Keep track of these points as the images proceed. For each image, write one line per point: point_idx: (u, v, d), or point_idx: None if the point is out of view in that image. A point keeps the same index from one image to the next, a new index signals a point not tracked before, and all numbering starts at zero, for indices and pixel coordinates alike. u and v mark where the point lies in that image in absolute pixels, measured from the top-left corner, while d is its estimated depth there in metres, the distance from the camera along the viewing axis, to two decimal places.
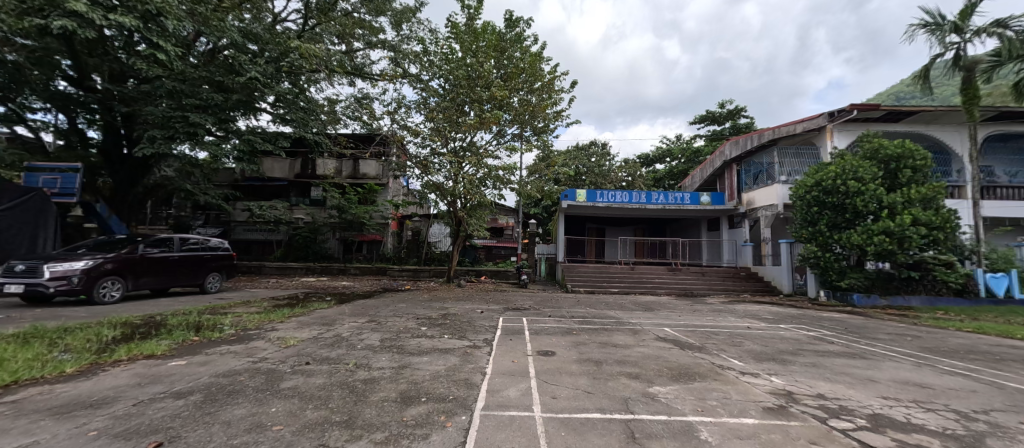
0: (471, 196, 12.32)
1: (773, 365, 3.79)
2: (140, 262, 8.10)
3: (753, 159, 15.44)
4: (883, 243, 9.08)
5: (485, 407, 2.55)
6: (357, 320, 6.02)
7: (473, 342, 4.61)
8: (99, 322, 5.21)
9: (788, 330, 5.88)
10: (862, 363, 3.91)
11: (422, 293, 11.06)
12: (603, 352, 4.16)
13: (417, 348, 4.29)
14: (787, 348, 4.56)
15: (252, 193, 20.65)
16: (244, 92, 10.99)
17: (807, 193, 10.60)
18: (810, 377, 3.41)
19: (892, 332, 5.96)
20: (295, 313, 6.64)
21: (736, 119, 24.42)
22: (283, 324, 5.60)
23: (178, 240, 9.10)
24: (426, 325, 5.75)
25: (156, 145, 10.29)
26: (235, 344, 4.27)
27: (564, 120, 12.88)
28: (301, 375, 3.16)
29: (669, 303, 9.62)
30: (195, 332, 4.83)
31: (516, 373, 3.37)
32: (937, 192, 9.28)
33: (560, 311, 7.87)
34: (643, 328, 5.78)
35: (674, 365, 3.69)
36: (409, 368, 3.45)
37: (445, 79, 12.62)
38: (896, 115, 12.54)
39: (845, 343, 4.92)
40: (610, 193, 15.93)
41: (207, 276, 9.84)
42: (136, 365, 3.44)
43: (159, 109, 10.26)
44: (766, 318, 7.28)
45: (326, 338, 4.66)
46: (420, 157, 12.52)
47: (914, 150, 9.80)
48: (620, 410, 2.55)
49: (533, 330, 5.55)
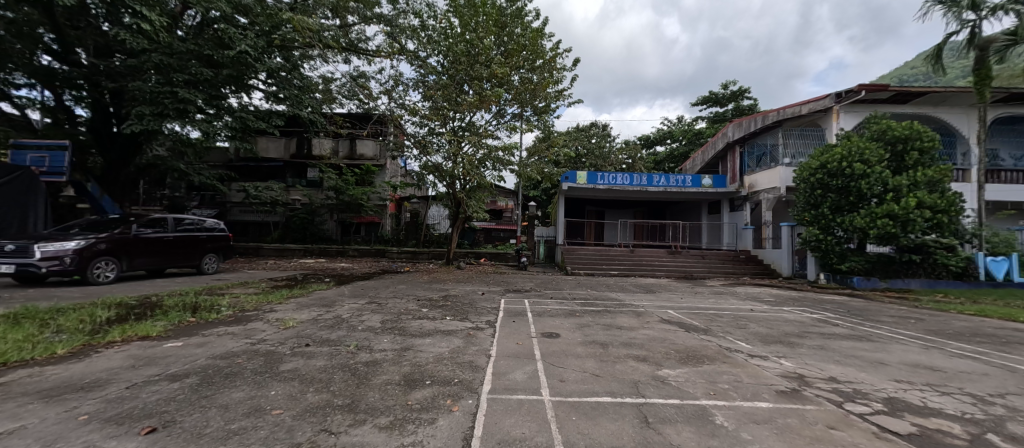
0: (471, 178, 12.14)
1: (781, 347, 3.74)
2: (135, 243, 7.96)
3: (756, 141, 15.13)
4: (887, 226, 9.01)
5: (492, 391, 2.47)
6: (357, 302, 5.95)
7: (476, 324, 4.54)
8: (93, 302, 5.12)
9: (791, 312, 5.84)
10: (871, 346, 3.87)
11: (422, 275, 11.02)
12: (608, 334, 4.09)
13: (419, 329, 4.22)
14: (793, 330, 4.52)
15: (247, 174, 20.28)
16: (235, 67, 10.44)
17: (812, 175, 10.43)
18: (819, 360, 3.35)
19: (895, 315, 5.94)
20: (293, 294, 6.55)
21: (739, 101, 23.97)
22: (281, 305, 5.52)
23: (172, 220, 8.92)
24: (427, 306, 5.70)
25: (145, 122, 9.72)
26: (232, 326, 4.16)
27: (566, 100, 12.56)
28: (301, 357, 3.07)
29: (670, 285, 9.59)
30: (192, 313, 4.75)
31: (521, 356, 3.28)
32: (943, 175, 9.15)
33: (561, 293, 7.87)
34: (646, 310, 5.71)
35: (681, 348, 3.62)
36: (412, 350, 3.37)
37: (444, 57, 12.17)
38: (905, 96, 12.21)
39: (851, 326, 4.87)
40: (611, 175, 15.73)
41: (203, 257, 9.70)
42: (130, 347, 3.33)
43: (146, 84, 9.74)
44: (768, 300, 7.28)
45: (326, 320, 4.58)
46: (419, 137, 12.24)
47: (922, 131, 9.60)
48: (631, 394, 2.49)
49: (535, 311, 5.50)
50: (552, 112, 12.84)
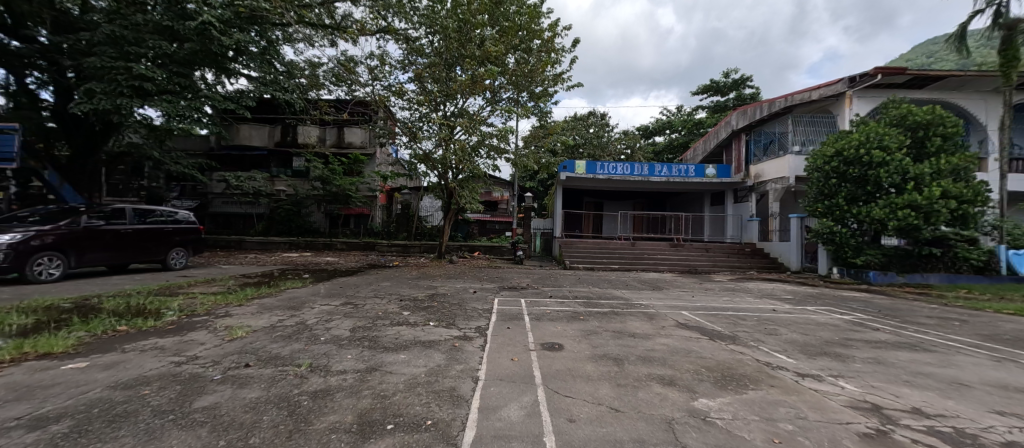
0: (463, 166, 11.35)
1: (831, 362, 3.09)
2: (85, 236, 7.11)
3: (763, 128, 14.44)
4: (908, 217, 8.41)
5: (477, 441, 1.77)
6: (331, 303, 5.25)
7: (463, 332, 3.84)
8: (14, 307, 4.36)
9: (817, 313, 5.24)
10: (934, 359, 3.24)
11: (411, 270, 10.33)
12: (621, 346, 3.42)
13: (394, 340, 3.50)
14: (831, 337, 3.90)
15: (229, 163, 19.27)
16: (199, 41, 9.32)
17: (827, 163, 9.78)
18: (885, 380, 2.71)
19: (932, 315, 5.36)
20: (261, 294, 5.82)
21: (741, 89, 23.28)
22: (240, 308, 4.79)
23: (132, 211, 8.08)
24: (409, 309, 4.98)
25: (95, 101, 8.68)
26: (166, 337, 3.42)
27: (565, 84, 11.80)
28: (230, 386, 2.35)
29: (676, 281, 8.98)
30: (126, 320, 4.00)
31: (517, 379, 2.58)
32: (968, 163, 8.56)
33: (561, 291, 7.19)
34: (658, 312, 5.05)
35: (712, 364, 2.96)
36: (379, 372, 2.65)
37: (434, 36, 11.25)
38: (922, 81, 11.56)
39: (894, 331, 4.26)
40: (611, 164, 15.03)
41: (169, 251, 8.84)
42: (14, 370, 2.60)
43: (99, 59, 8.76)
44: (786, 298, 6.69)
45: (286, 328, 3.86)
46: (408, 122, 11.50)
47: (945, 116, 8.97)
48: (667, 443, 1.79)
49: (533, 314, 4.81)
50: (549, 98, 12.08)
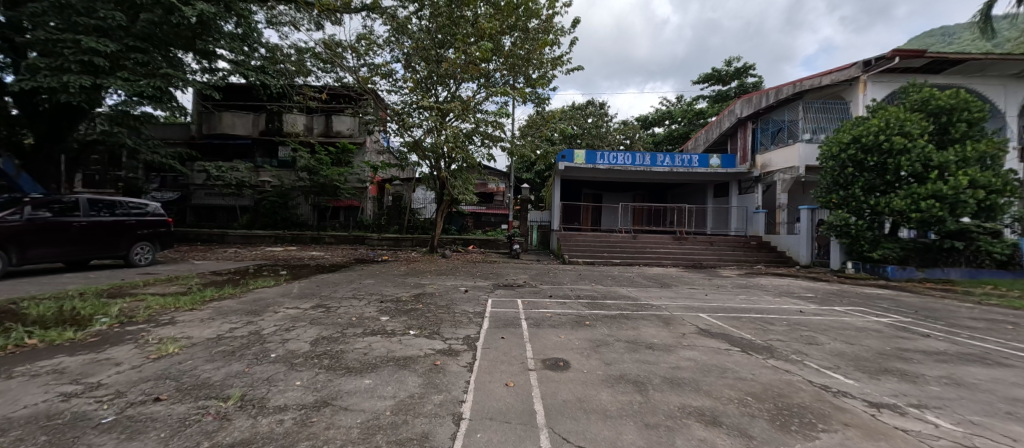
0: (456, 154, 10.56)
1: (901, 384, 2.49)
2: (30, 230, 6.36)
3: (771, 116, 13.80)
4: (932, 208, 7.87)
5: None
6: (300, 306, 4.59)
7: (448, 345, 3.19)
8: None
9: (851, 315, 4.65)
10: (1022, 379, 2.64)
11: (399, 265, 9.64)
12: (640, 363, 2.80)
13: (362, 357, 2.85)
14: (883, 347, 3.31)
15: (212, 153, 18.32)
16: (160, 14, 8.55)
17: (843, 151, 9.14)
18: (983, 412, 2.11)
19: (976, 317, 4.80)
20: (222, 295, 5.11)
21: (743, 78, 22.58)
22: (191, 313, 4.12)
23: (88, 202, 7.31)
24: (389, 313, 4.33)
25: (41, 79, 7.78)
26: (74, 356, 2.73)
27: (564, 66, 11.05)
28: (109, 439, 1.67)
29: (683, 277, 8.41)
30: (39, 331, 3.30)
31: (515, 419, 1.94)
32: (996, 150, 8.02)
33: (561, 288, 6.59)
34: (673, 315, 4.45)
35: (759, 390, 2.34)
36: (329, 410, 1.99)
37: (423, 13, 10.39)
38: (941, 64, 10.96)
39: (948, 338, 3.68)
40: (611, 154, 14.35)
41: (132, 246, 8.09)
42: None
43: (43, 31, 7.86)
44: (807, 296, 6.12)
45: (235, 340, 3.19)
46: (395, 108, 10.66)
47: (971, 100, 8.38)
48: None
49: (532, 319, 4.18)
50: (547, 83, 11.34)
